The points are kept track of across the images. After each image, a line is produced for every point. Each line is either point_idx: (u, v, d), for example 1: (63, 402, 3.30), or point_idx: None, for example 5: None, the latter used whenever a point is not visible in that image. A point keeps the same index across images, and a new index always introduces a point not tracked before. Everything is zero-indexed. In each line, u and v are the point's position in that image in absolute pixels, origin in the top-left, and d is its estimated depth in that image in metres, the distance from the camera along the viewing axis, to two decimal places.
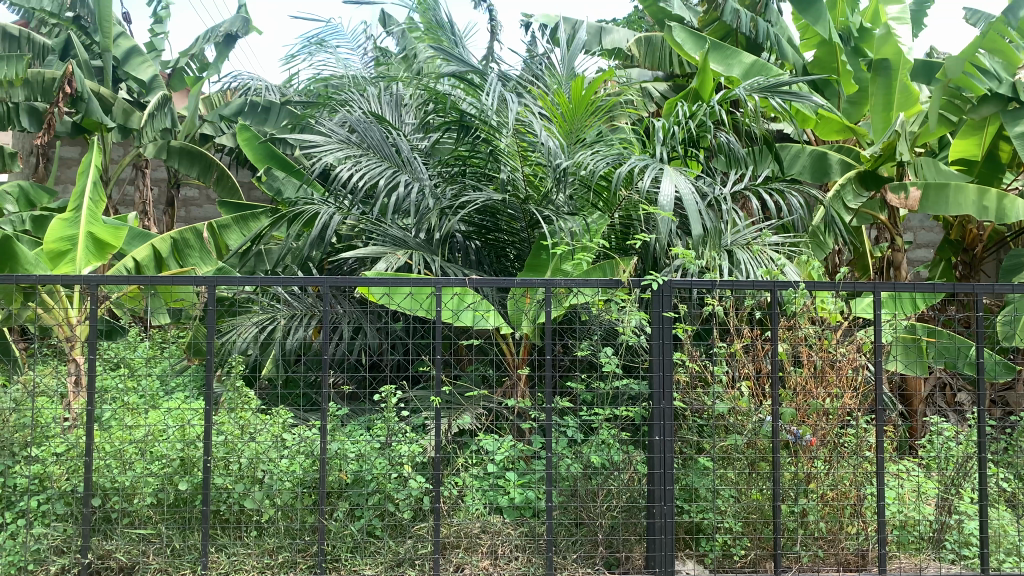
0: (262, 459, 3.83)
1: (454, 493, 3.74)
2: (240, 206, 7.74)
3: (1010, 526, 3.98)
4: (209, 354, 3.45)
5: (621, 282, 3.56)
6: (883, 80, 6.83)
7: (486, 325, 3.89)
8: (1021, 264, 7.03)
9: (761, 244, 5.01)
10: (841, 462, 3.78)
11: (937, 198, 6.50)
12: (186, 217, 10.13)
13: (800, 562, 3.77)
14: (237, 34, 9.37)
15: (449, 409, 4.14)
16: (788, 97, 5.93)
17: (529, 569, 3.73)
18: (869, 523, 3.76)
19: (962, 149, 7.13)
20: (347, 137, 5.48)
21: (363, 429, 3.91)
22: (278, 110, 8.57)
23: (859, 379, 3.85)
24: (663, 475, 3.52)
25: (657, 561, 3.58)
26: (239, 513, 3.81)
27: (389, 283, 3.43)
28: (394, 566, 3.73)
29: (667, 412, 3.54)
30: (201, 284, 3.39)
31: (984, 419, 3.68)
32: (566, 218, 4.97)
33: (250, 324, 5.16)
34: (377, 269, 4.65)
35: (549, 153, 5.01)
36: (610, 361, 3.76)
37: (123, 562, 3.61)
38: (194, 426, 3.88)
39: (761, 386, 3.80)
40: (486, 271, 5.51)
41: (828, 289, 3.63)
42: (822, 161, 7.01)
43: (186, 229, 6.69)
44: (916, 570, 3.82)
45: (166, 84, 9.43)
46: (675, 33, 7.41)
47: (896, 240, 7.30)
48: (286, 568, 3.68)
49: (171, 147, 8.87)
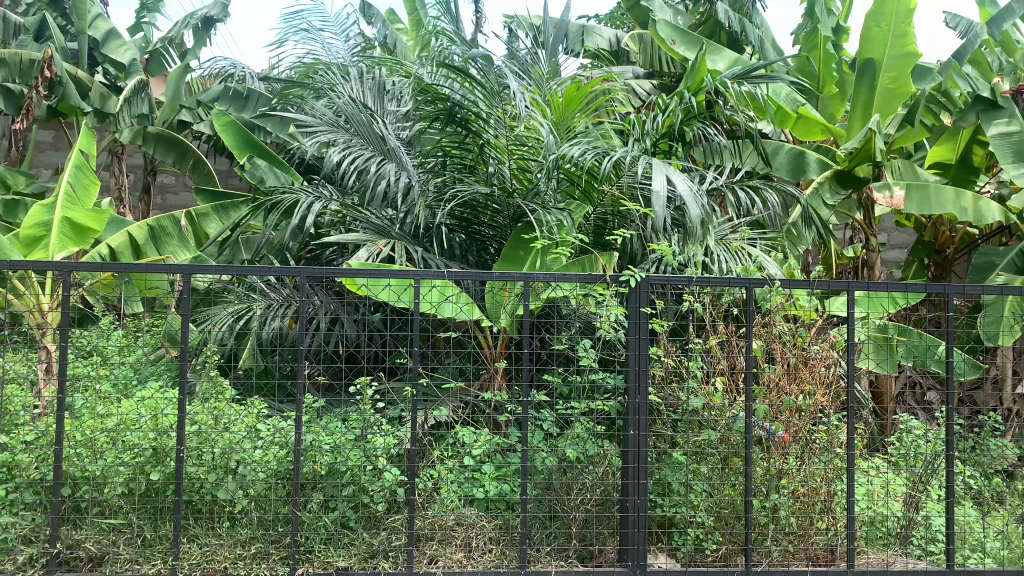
0: (235, 449, 3.79)
1: (429, 486, 3.76)
2: (219, 194, 7.60)
3: (976, 523, 4.05)
4: (183, 344, 3.47)
5: (600, 277, 3.64)
6: (867, 78, 6.81)
7: (466, 319, 3.94)
8: (991, 263, 7.13)
9: (737, 243, 5.09)
10: (813, 459, 3.81)
11: (918, 198, 6.63)
12: (162, 204, 10.00)
13: (771, 557, 3.81)
14: (216, 18, 9.09)
15: (426, 401, 4.16)
16: (760, 82, 5.94)
17: (502, 562, 3.74)
18: (838, 519, 3.79)
19: (938, 154, 7.21)
20: (335, 119, 5.51)
21: (339, 421, 3.89)
22: (258, 97, 8.35)
23: (833, 377, 3.87)
24: (638, 468, 3.60)
25: (630, 555, 3.63)
26: (212, 503, 3.78)
27: (371, 274, 3.50)
28: (368, 558, 3.73)
29: (643, 406, 3.62)
30: (176, 272, 3.37)
31: (952, 418, 3.76)
32: (554, 211, 4.93)
33: (226, 316, 5.04)
34: (358, 258, 4.68)
35: (544, 144, 4.96)
36: (588, 355, 3.77)
37: (93, 552, 3.60)
38: (168, 416, 3.85)
39: (735, 382, 3.84)
40: (469, 264, 5.43)
41: (804, 286, 3.68)
42: (801, 159, 6.92)
43: (164, 216, 6.66)
44: (884, 566, 3.88)
45: (145, 70, 9.21)
46: (659, 28, 7.26)
47: (870, 240, 7.42)
48: (259, 559, 3.67)
49: (147, 133, 8.76)
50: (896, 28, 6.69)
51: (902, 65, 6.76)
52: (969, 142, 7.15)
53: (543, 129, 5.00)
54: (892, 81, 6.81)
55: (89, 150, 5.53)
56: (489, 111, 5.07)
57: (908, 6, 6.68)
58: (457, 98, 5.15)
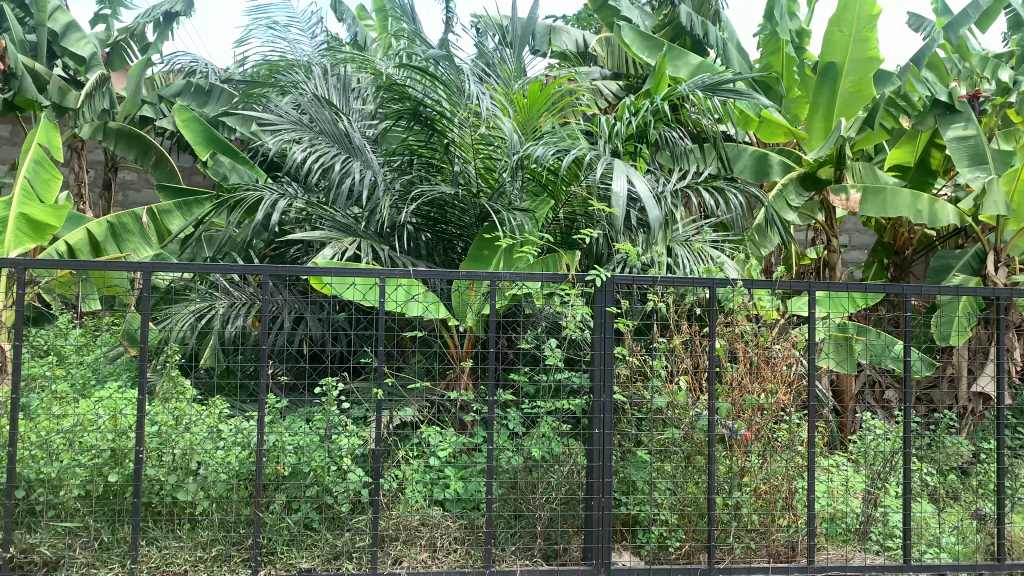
0: (196, 450, 3.73)
1: (394, 486, 3.73)
2: (182, 190, 7.45)
3: (932, 519, 4.14)
4: (142, 343, 3.41)
5: (565, 276, 3.65)
6: (828, 82, 6.95)
7: (434, 318, 3.92)
8: (948, 266, 7.29)
9: (701, 243, 5.13)
10: (774, 457, 3.86)
11: (875, 201, 6.78)
12: (123, 201, 9.81)
13: (733, 554, 3.86)
14: (178, 13, 8.92)
15: (392, 402, 4.14)
16: (731, 96, 5.88)
17: (467, 562, 3.73)
18: (799, 516, 3.85)
19: (899, 156, 7.40)
20: (299, 117, 5.44)
21: (303, 421, 3.85)
22: (220, 92, 8.30)
23: (794, 376, 3.92)
24: (602, 467, 3.63)
25: (594, 553, 3.65)
26: (172, 505, 3.72)
27: (340, 272, 3.49)
28: (331, 559, 3.70)
29: (608, 405, 3.64)
30: (136, 269, 3.31)
31: (910, 416, 3.84)
32: (516, 212, 4.99)
33: (187, 313, 5.02)
34: (323, 256, 4.64)
35: (508, 143, 5.00)
36: (554, 355, 3.77)
37: (48, 556, 3.53)
38: (127, 416, 3.77)
39: (699, 381, 3.87)
40: (436, 264, 5.41)
41: (766, 286, 3.73)
42: (764, 161, 7.01)
43: (124, 213, 6.55)
44: (843, 562, 3.95)
45: (105, 65, 9.02)
46: (624, 33, 7.32)
47: (832, 241, 7.54)
48: (220, 561, 3.62)
49: (108, 128, 8.56)
50: (858, 33, 6.77)
51: (865, 70, 6.85)
52: (927, 145, 7.34)
53: (507, 128, 5.01)
54: (854, 85, 6.89)
55: (50, 143, 5.51)
56: (453, 109, 5.05)
57: (872, 12, 6.74)
58: (421, 97, 5.12)
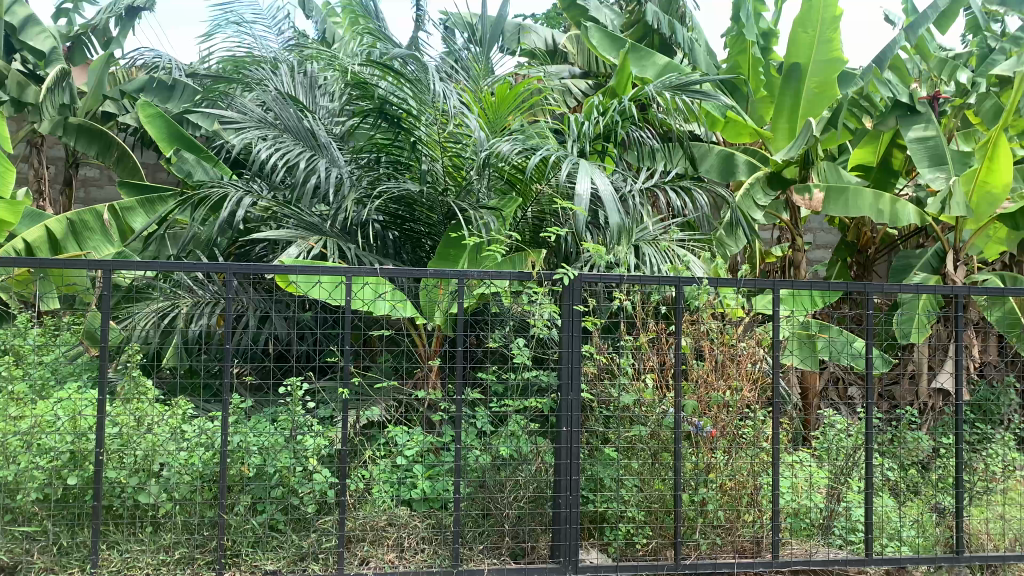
0: (159, 451, 3.66)
1: (360, 487, 3.70)
2: (145, 187, 7.31)
3: (893, 513, 4.21)
4: (102, 342, 3.33)
5: (531, 275, 3.67)
6: (793, 80, 7.00)
7: (402, 316, 3.89)
8: (908, 265, 7.45)
9: (668, 242, 5.16)
10: (739, 453, 3.90)
11: (838, 201, 6.88)
12: (84, 198, 9.61)
13: (699, 550, 3.88)
14: (141, 8, 8.77)
15: (358, 401, 4.12)
16: (697, 96, 5.93)
17: (435, 561, 3.71)
18: (764, 512, 3.89)
19: (861, 156, 7.55)
20: (262, 116, 5.37)
21: (268, 421, 3.80)
22: (184, 88, 8.12)
23: (758, 373, 3.97)
24: (570, 465, 3.64)
25: (562, 551, 3.66)
26: (133, 508, 3.66)
27: (305, 270, 3.43)
28: (297, 561, 3.66)
29: (575, 402, 3.68)
30: (97, 267, 3.23)
31: (872, 412, 3.90)
32: (484, 211, 4.97)
33: (150, 312, 4.95)
34: (288, 255, 4.59)
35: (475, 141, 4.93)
36: (522, 353, 3.76)
37: (4, 561, 3.44)
38: (87, 418, 3.69)
39: (665, 378, 3.92)
40: (404, 261, 5.41)
41: (731, 285, 3.78)
42: (730, 161, 7.08)
43: (85, 210, 6.43)
44: (807, 556, 4.00)
45: (66, 59, 8.83)
46: (591, 33, 7.35)
47: (796, 240, 7.65)
48: (183, 564, 3.56)
49: (68, 123, 8.35)
50: (822, 34, 6.85)
51: (829, 70, 6.91)
52: (888, 147, 7.48)
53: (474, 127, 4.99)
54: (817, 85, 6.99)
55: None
56: (420, 107, 5.02)
57: (833, 13, 6.84)
58: (387, 94, 5.08)
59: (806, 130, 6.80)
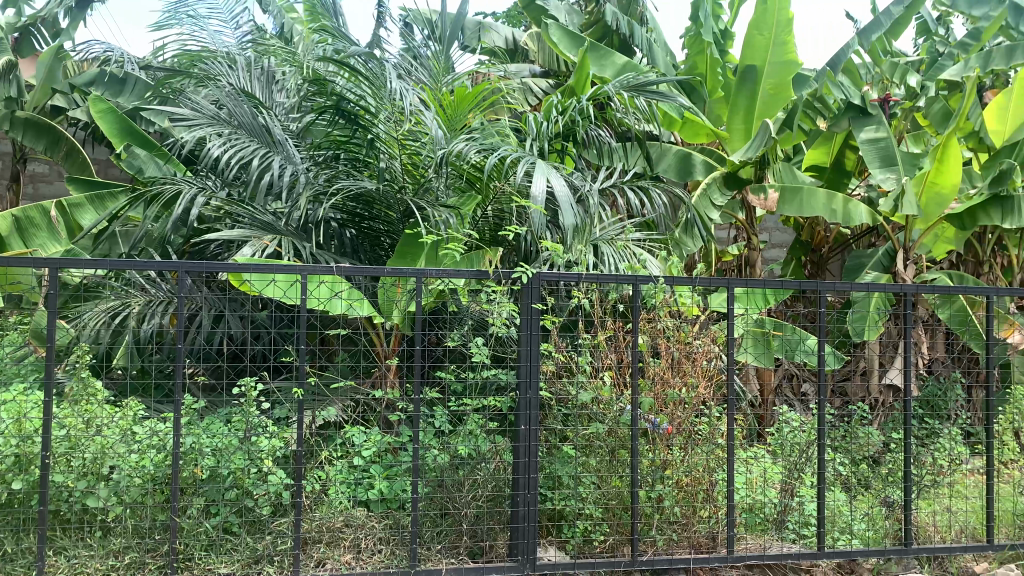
0: (109, 454, 3.58)
1: (316, 488, 3.64)
2: (96, 183, 7.14)
3: (845, 507, 4.29)
4: (49, 343, 3.24)
5: (488, 273, 3.65)
6: (749, 80, 7.09)
7: (359, 315, 3.86)
8: (861, 264, 7.60)
9: (625, 241, 5.19)
10: (695, 450, 3.95)
11: (793, 201, 7.00)
12: (32, 194, 9.35)
13: (655, 546, 3.92)
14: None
15: (314, 401, 4.07)
16: (654, 96, 5.99)
17: (392, 562, 3.68)
18: (719, 507, 3.94)
19: (814, 157, 7.72)
20: (216, 113, 5.21)
21: (221, 422, 3.74)
22: (136, 82, 7.94)
23: (714, 370, 4.02)
24: (528, 463, 3.65)
25: (519, 549, 3.66)
26: (82, 512, 3.57)
27: (258, 269, 3.33)
28: (251, 563, 3.61)
29: (533, 400, 3.68)
30: (44, 267, 3.15)
31: (824, 407, 3.98)
32: (442, 209, 4.96)
33: (101, 313, 4.86)
34: (242, 254, 4.49)
35: (433, 139, 4.95)
36: (480, 352, 3.74)
37: None
38: (33, 420, 3.59)
39: (623, 375, 3.93)
40: (361, 260, 5.35)
41: (687, 283, 3.82)
42: (687, 161, 7.15)
43: (32, 207, 6.27)
44: (760, 550, 4.06)
45: (13, 50, 8.60)
46: (551, 31, 7.37)
47: (752, 239, 7.77)
48: (133, 569, 3.48)
49: (15, 117, 8.12)
50: (777, 37, 6.95)
51: (783, 73, 7.04)
52: (841, 147, 7.64)
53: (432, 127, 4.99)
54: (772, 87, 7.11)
55: None
56: (377, 104, 4.99)
57: (788, 16, 6.95)
58: (344, 91, 5.03)
59: (763, 132, 6.91)
